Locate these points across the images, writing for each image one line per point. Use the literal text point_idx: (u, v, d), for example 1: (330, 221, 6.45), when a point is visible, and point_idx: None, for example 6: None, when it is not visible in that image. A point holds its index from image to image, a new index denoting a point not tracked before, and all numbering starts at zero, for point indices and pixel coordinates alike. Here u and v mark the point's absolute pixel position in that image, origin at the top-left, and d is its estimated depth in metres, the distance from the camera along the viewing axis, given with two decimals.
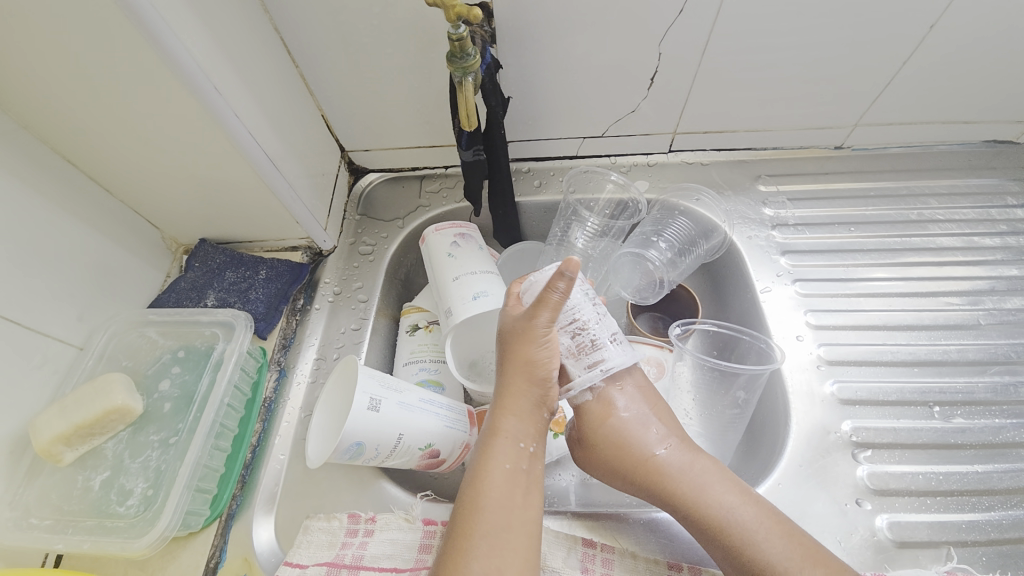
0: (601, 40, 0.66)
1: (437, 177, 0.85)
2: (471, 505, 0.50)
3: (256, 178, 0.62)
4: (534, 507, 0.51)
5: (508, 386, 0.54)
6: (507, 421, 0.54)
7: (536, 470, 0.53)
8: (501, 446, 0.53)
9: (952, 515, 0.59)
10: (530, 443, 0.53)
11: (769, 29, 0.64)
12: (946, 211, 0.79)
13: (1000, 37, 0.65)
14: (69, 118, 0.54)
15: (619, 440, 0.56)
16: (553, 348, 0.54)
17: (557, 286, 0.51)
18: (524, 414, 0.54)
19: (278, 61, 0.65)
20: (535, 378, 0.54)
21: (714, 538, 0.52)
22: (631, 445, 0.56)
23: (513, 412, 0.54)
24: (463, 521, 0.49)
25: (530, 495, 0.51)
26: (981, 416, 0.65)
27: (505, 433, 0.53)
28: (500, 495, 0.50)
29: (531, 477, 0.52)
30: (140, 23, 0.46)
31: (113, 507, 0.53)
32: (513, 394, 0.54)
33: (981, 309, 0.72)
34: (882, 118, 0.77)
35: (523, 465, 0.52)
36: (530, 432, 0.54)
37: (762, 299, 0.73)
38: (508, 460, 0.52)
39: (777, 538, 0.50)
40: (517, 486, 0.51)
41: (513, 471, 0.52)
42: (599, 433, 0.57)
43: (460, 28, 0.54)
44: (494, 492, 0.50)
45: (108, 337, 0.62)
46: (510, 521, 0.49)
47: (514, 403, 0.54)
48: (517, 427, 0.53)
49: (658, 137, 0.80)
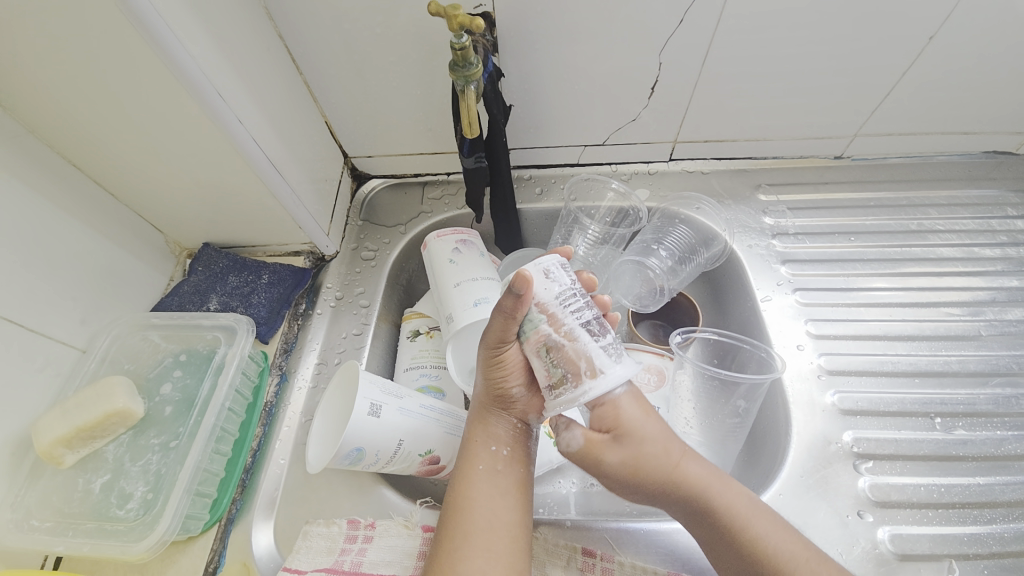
0: (602, 49, 0.66)
1: (439, 184, 0.86)
2: (452, 509, 0.50)
3: (259, 182, 0.63)
4: (515, 510, 0.51)
5: (480, 397, 0.55)
6: (482, 430, 0.54)
7: (517, 473, 0.53)
8: (473, 451, 0.53)
9: (953, 527, 0.58)
10: (502, 447, 0.53)
11: (769, 41, 0.65)
12: (947, 222, 0.80)
13: (998, 49, 0.65)
14: (75, 122, 0.55)
15: (657, 445, 0.51)
16: (513, 365, 0.51)
17: (503, 305, 0.48)
18: (495, 420, 0.54)
19: (283, 68, 0.66)
20: (501, 390, 0.53)
21: (735, 550, 0.49)
22: (665, 448, 0.51)
23: (484, 419, 0.54)
24: (444, 524, 0.50)
25: (508, 497, 0.51)
26: (983, 427, 0.65)
27: (477, 439, 0.53)
28: (478, 499, 0.50)
29: (509, 479, 0.52)
30: (148, 31, 0.47)
31: (113, 510, 0.53)
32: (483, 401, 0.55)
33: (982, 320, 0.72)
34: (882, 128, 0.77)
35: (499, 467, 0.52)
36: (505, 437, 0.53)
37: (762, 308, 0.74)
38: (482, 463, 0.52)
39: (788, 532, 0.49)
40: (494, 489, 0.51)
41: (488, 474, 0.52)
42: (636, 438, 0.51)
43: (463, 37, 0.55)
44: (474, 494, 0.51)
45: (110, 341, 0.63)
46: (489, 524, 0.49)
47: (486, 411, 0.54)
48: (488, 432, 0.53)
49: (659, 145, 0.81)
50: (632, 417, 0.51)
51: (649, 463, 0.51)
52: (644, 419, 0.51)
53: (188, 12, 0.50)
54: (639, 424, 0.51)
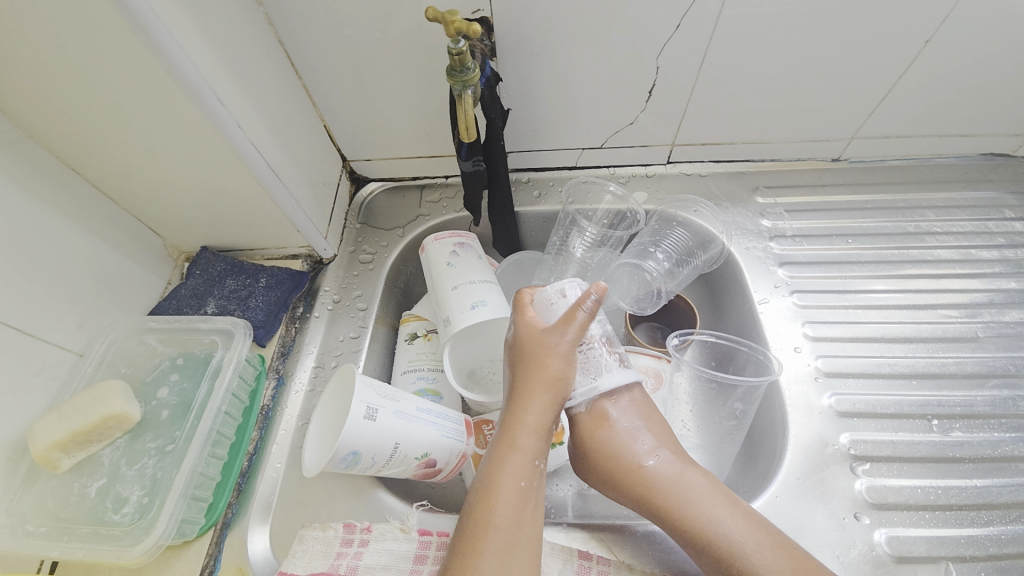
0: (600, 53, 0.66)
1: (437, 187, 0.86)
2: (484, 522, 0.49)
3: (257, 186, 0.63)
4: (540, 523, 0.52)
5: (530, 399, 0.54)
6: (524, 440, 0.53)
7: (543, 486, 0.54)
8: (514, 460, 0.52)
9: (950, 529, 0.58)
10: (540, 459, 0.53)
11: (766, 44, 0.65)
12: (944, 224, 0.80)
13: (996, 51, 0.65)
14: (73, 127, 0.55)
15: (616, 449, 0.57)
16: (571, 367, 0.55)
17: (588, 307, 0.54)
18: (538, 431, 0.53)
19: (281, 72, 0.66)
20: (554, 395, 0.54)
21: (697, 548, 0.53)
22: (622, 455, 0.57)
23: (529, 428, 0.53)
24: (476, 537, 0.48)
25: (537, 511, 0.52)
26: (980, 429, 0.65)
27: (520, 448, 0.52)
28: (514, 514, 0.50)
29: (539, 492, 0.52)
30: (146, 36, 0.47)
31: (108, 514, 0.53)
32: (531, 408, 0.53)
33: (979, 322, 0.72)
34: (880, 131, 0.77)
35: (535, 481, 0.52)
36: (542, 450, 0.54)
37: (759, 310, 0.74)
38: (523, 476, 0.52)
39: (767, 550, 0.50)
40: (528, 503, 0.51)
41: (528, 488, 0.51)
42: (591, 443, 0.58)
43: (460, 42, 0.55)
44: (510, 510, 0.50)
45: (107, 344, 0.63)
46: (523, 539, 0.49)
47: (534, 420, 0.53)
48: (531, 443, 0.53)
49: (656, 148, 0.81)
50: (596, 421, 0.58)
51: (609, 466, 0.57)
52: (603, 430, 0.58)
53: (186, 17, 0.50)
54: (603, 427, 0.58)
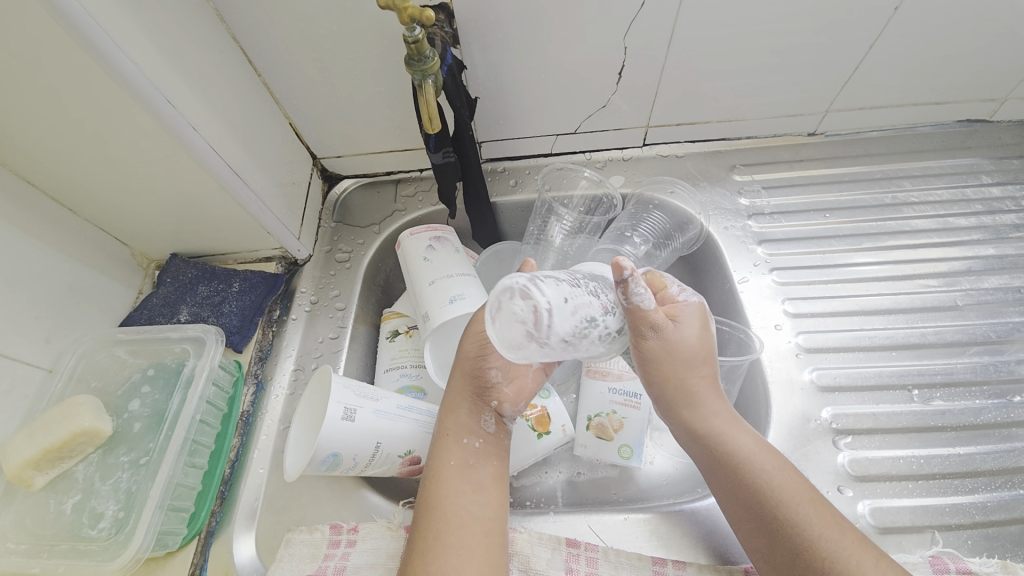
0: (567, 37, 0.65)
1: (412, 181, 0.85)
2: (427, 505, 0.50)
3: (218, 189, 0.61)
4: (488, 506, 0.51)
5: (455, 389, 0.56)
6: (460, 420, 0.55)
7: (488, 469, 0.53)
8: (445, 443, 0.53)
9: (935, 498, 0.59)
10: (477, 440, 0.54)
11: (734, 19, 0.64)
12: (921, 192, 0.79)
13: (963, 15, 0.65)
14: (24, 137, 0.53)
15: (699, 347, 0.54)
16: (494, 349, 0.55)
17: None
18: (469, 412, 0.55)
19: (239, 71, 0.64)
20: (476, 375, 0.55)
21: (737, 480, 0.50)
22: (704, 354, 0.55)
23: (459, 412, 0.55)
24: (420, 521, 0.49)
25: (479, 493, 0.51)
26: (962, 397, 0.65)
27: (449, 431, 0.54)
28: (453, 492, 0.50)
29: (479, 472, 0.53)
30: (87, 41, 0.45)
31: (85, 530, 0.53)
32: (456, 393, 0.56)
33: (958, 290, 0.72)
34: (854, 102, 0.77)
35: (471, 460, 0.53)
36: (478, 430, 0.55)
37: (739, 289, 0.73)
38: (455, 456, 0.53)
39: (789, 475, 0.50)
40: (466, 484, 0.51)
41: (459, 467, 0.52)
42: (690, 330, 0.54)
43: (415, 30, 0.54)
44: (445, 491, 0.51)
45: (77, 359, 0.61)
46: (466, 519, 0.49)
47: (461, 399, 0.55)
48: (459, 425, 0.54)
49: (630, 131, 0.80)
50: (700, 314, 0.55)
51: (680, 366, 0.54)
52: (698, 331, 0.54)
53: (129, 18, 0.49)
54: (702, 322, 0.55)
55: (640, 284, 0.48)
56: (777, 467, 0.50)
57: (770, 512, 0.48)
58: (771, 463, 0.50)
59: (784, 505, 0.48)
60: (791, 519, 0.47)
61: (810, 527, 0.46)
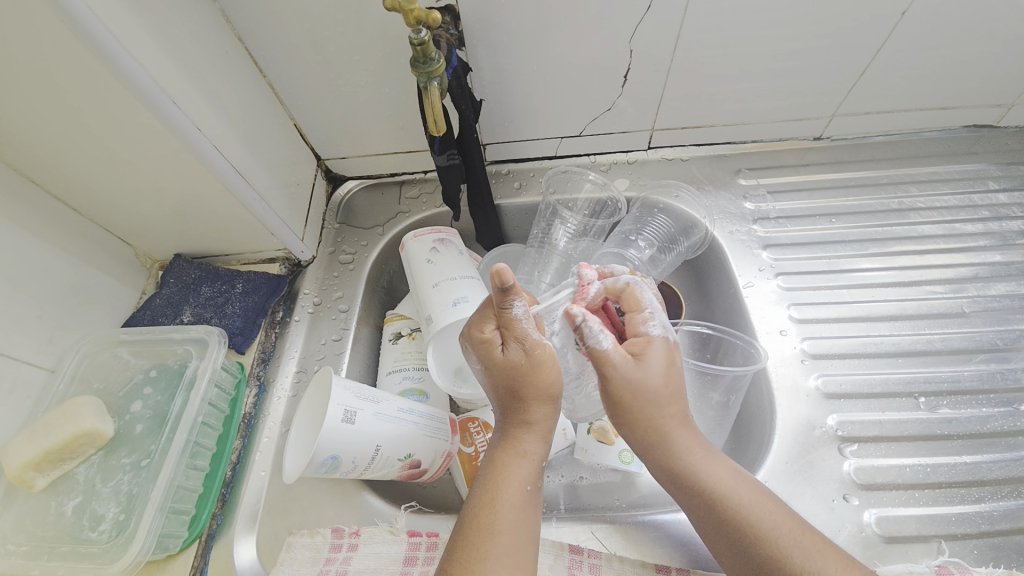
0: (572, 40, 0.65)
1: (416, 183, 0.85)
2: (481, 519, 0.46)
3: (222, 189, 0.61)
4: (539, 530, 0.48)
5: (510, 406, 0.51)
6: (526, 443, 0.50)
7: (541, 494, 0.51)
8: (514, 459, 0.50)
9: (941, 507, 0.58)
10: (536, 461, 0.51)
11: (741, 23, 0.64)
12: (927, 198, 0.79)
13: (971, 21, 0.64)
14: (28, 137, 0.53)
15: (665, 387, 0.50)
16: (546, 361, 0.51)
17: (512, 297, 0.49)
18: (529, 431, 0.51)
19: (244, 72, 0.64)
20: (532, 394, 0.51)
21: (714, 516, 0.47)
22: (668, 394, 0.50)
23: (528, 432, 0.51)
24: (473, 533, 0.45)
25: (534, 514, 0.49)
26: (968, 405, 0.65)
27: (516, 448, 0.50)
28: (518, 511, 0.47)
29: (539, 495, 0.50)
30: (91, 40, 0.45)
31: (86, 532, 0.52)
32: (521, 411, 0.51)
33: (965, 297, 0.72)
34: (860, 107, 0.76)
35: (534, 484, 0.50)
36: (540, 453, 0.51)
37: (744, 295, 0.73)
38: (522, 475, 0.49)
39: (771, 505, 0.47)
40: (528, 506, 0.48)
41: (524, 484, 0.49)
42: (652, 368, 0.50)
43: (421, 32, 0.54)
44: (510, 503, 0.47)
45: (80, 359, 0.61)
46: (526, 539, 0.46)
47: (526, 416, 0.51)
48: (523, 445, 0.50)
49: (635, 134, 0.80)
50: (663, 349, 0.51)
51: (646, 407, 0.50)
52: (665, 367, 0.50)
53: (134, 20, 0.48)
54: (668, 360, 0.51)
55: (593, 326, 0.50)
56: (754, 500, 0.47)
57: (752, 549, 0.45)
58: (749, 496, 0.47)
59: (769, 541, 0.45)
60: (776, 554, 0.44)
61: (804, 561, 0.43)
